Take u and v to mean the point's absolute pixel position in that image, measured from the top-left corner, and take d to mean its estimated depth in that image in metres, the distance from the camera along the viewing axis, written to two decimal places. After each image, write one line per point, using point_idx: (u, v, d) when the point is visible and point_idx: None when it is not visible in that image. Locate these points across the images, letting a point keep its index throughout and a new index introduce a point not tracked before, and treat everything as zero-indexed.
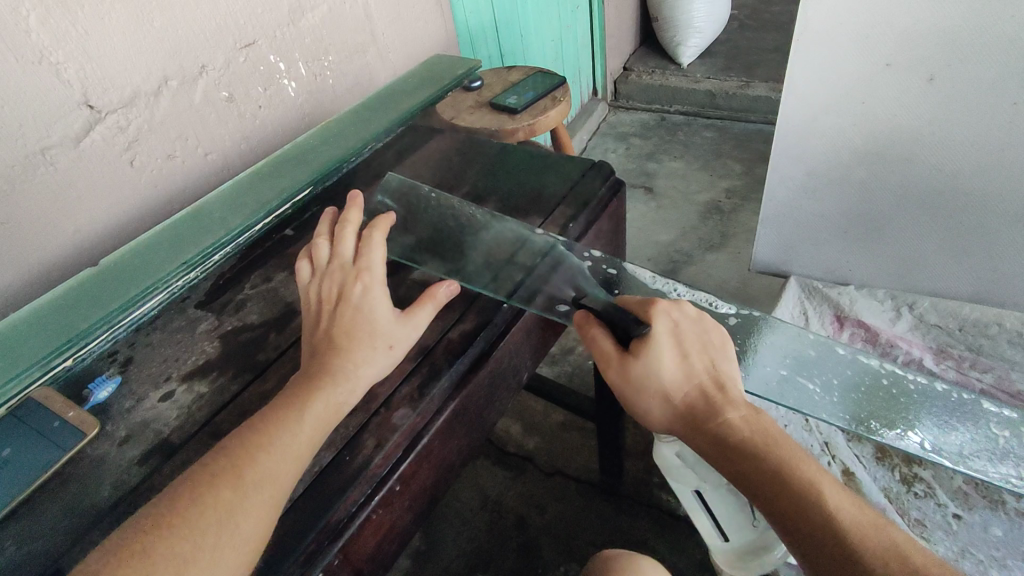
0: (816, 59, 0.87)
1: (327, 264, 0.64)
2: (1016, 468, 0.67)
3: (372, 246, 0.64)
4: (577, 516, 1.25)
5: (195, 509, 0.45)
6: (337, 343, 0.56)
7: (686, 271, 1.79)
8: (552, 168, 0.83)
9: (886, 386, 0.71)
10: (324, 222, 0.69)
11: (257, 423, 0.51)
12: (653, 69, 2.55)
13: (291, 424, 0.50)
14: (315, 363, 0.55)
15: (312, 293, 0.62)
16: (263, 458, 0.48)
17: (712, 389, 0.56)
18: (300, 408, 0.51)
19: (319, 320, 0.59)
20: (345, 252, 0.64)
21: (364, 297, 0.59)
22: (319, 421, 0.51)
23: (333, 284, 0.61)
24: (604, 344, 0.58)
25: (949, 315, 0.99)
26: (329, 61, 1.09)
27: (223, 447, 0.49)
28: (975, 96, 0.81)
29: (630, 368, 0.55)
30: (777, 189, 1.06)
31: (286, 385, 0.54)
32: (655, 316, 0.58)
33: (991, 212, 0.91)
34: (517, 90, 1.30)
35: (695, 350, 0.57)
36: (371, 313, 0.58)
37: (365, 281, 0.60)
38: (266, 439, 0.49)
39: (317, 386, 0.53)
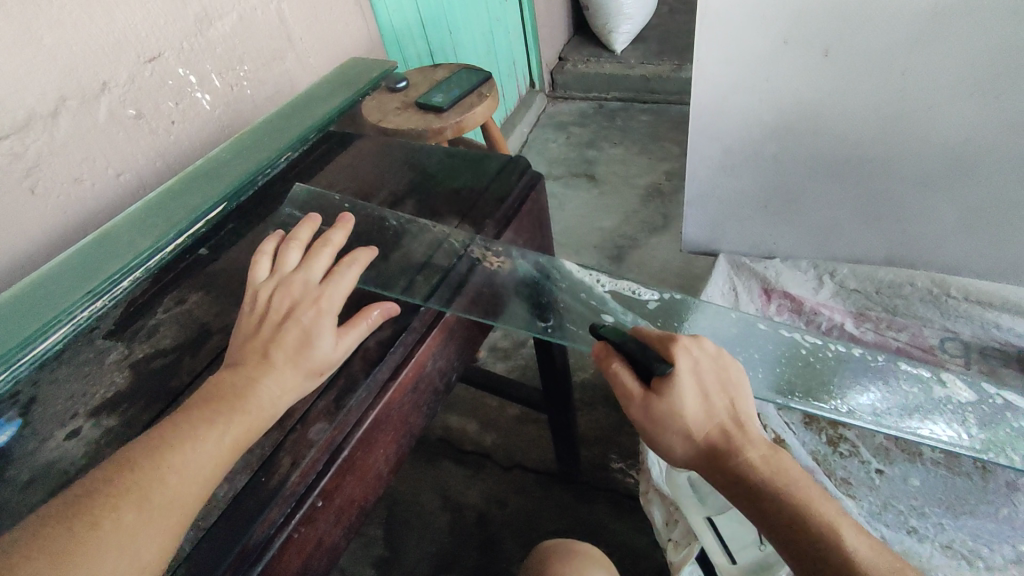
0: (719, 39, 0.88)
1: (289, 274, 0.62)
2: (924, 422, 0.71)
3: (343, 276, 0.62)
4: (536, 507, 1.26)
5: (96, 533, 0.43)
6: (266, 358, 0.55)
7: (631, 255, 1.82)
8: (470, 165, 0.82)
9: (805, 356, 0.74)
10: (306, 229, 0.68)
11: (167, 440, 0.48)
12: (588, 58, 2.57)
13: (204, 441, 0.49)
14: (232, 377, 0.54)
15: (262, 301, 0.60)
16: (173, 478, 0.46)
17: (733, 427, 0.56)
18: (215, 426, 0.50)
19: (255, 327, 0.58)
20: (314, 269, 0.63)
21: (315, 315, 0.57)
22: (236, 439, 0.50)
23: (287, 298, 0.59)
24: (626, 379, 0.58)
25: (867, 280, 1.03)
26: (245, 70, 1.06)
27: (128, 463, 0.47)
28: (867, 67, 0.84)
29: (652, 407, 0.55)
30: (698, 169, 1.08)
31: (199, 398, 0.53)
32: (677, 354, 0.57)
33: (895, 179, 0.94)
34: (443, 89, 1.30)
35: (715, 389, 0.57)
36: (311, 339, 0.56)
37: (320, 307, 0.58)
38: (177, 459, 0.47)
39: (227, 407, 0.51)
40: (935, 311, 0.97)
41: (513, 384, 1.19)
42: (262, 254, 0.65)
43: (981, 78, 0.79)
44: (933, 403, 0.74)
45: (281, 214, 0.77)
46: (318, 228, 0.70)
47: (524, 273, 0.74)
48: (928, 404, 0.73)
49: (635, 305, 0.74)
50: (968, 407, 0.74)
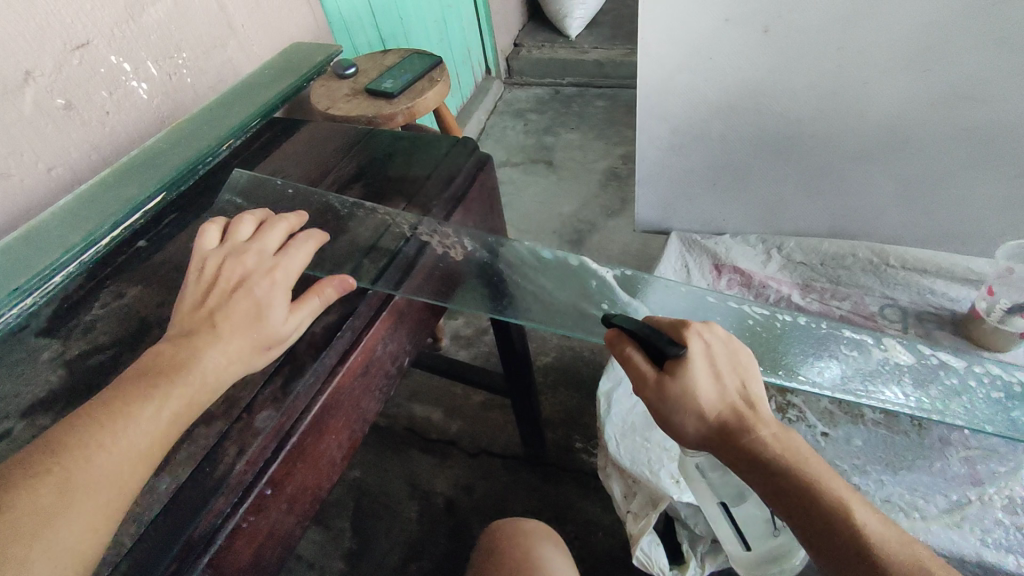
0: (659, 19, 0.86)
1: (241, 245, 0.60)
2: (864, 384, 0.74)
3: (298, 248, 0.60)
4: (503, 491, 1.27)
5: (20, 518, 0.41)
6: (211, 329, 0.52)
7: (590, 239, 1.84)
8: (418, 148, 0.81)
9: (753, 326, 0.76)
10: (262, 209, 0.66)
11: (99, 417, 0.46)
12: (543, 44, 2.57)
13: (139, 417, 0.47)
14: (170, 348, 0.51)
15: (210, 269, 0.58)
16: (104, 456, 0.45)
17: (745, 407, 0.55)
18: (150, 401, 0.48)
19: (202, 295, 0.55)
20: (267, 241, 0.61)
21: (266, 288, 0.56)
22: (175, 414, 0.48)
23: (238, 268, 0.57)
24: (639, 362, 0.56)
25: (811, 252, 1.04)
26: (183, 58, 1.03)
27: (56, 443, 0.45)
28: (806, 44, 0.83)
29: (667, 389, 0.54)
30: (647, 150, 1.06)
31: (132, 368, 0.50)
32: (689, 337, 0.56)
33: (831, 154, 0.96)
34: (393, 74, 1.28)
35: (727, 371, 0.56)
36: (263, 308, 0.54)
37: (274, 279, 0.57)
38: (109, 437, 0.45)
39: (165, 379, 0.49)
40: (875, 279, 0.98)
41: (474, 370, 1.18)
42: (212, 225, 0.62)
43: (910, 53, 0.79)
44: (875, 366, 0.77)
45: (219, 201, 0.74)
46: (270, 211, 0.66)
47: (478, 253, 0.74)
48: (869, 367, 0.76)
49: (588, 282, 0.75)
50: (905, 368, 0.77)
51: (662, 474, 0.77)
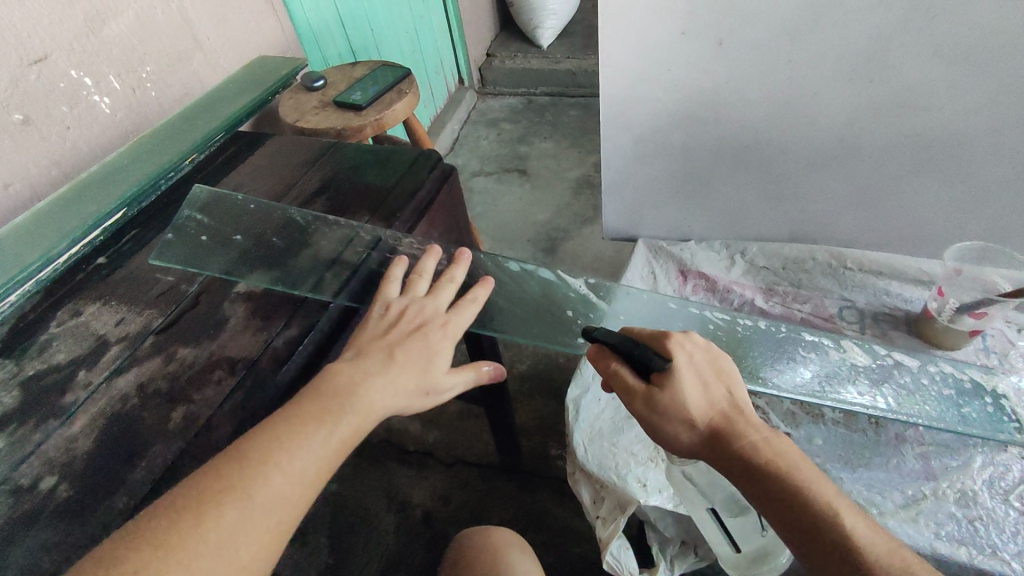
0: (618, 32, 0.88)
1: (420, 295, 0.62)
2: (822, 386, 0.76)
3: (469, 306, 0.63)
4: (480, 500, 1.27)
5: (207, 531, 0.41)
6: (391, 369, 0.54)
7: (565, 247, 1.85)
8: (382, 161, 0.82)
9: (716, 332, 0.78)
10: (433, 256, 0.67)
11: (280, 431, 0.48)
12: (515, 53, 2.59)
13: (314, 439, 0.48)
14: (348, 371, 0.53)
15: (394, 311, 0.60)
16: (280, 474, 0.45)
17: (734, 414, 0.57)
18: (324, 424, 0.49)
19: (386, 334, 0.58)
20: (442, 298, 0.63)
21: (444, 346, 0.58)
22: (345, 440, 0.50)
23: (417, 316, 0.59)
24: (626, 376, 0.59)
25: (774, 256, 1.06)
26: (147, 72, 1.02)
27: (240, 455, 0.46)
28: (758, 56, 0.85)
29: (654, 399, 0.56)
30: (612, 159, 1.08)
31: (314, 385, 0.52)
32: (673, 347, 0.59)
33: (787, 162, 0.99)
34: (362, 86, 1.29)
35: (712, 379, 0.59)
36: (434, 358, 0.56)
37: (448, 332, 0.59)
38: (284, 457, 0.46)
39: (342, 408, 0.50)
40: (834, 282, 1.01)
41: None
42: (397, 266, 0.65)
43: (854, 65, 0.83)
44: (833, 367, 0.79)
45: (178, 217, 0.73)
46: (437, 259, 0.68)
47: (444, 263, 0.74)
48: (826, 369, 0.78)
49: (554, 294, 0.76)
50: (861, 369, 0.80)
51: (628, 478, 0.77)
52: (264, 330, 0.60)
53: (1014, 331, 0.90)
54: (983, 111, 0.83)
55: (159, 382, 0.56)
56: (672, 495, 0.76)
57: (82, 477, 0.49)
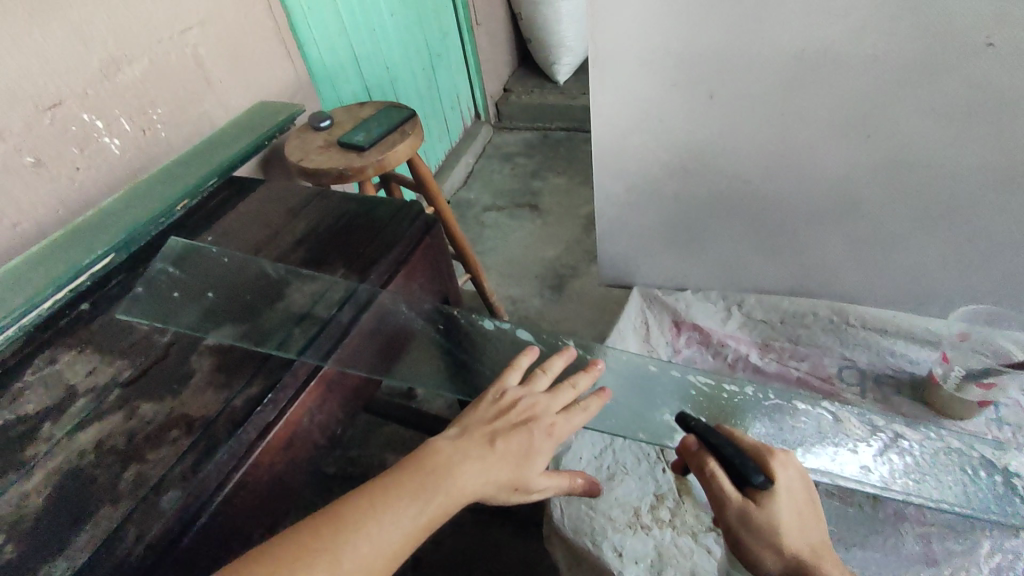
0: (608, 84, 0.87)
1: (538, 390, 0.61)
2: (814, 457, 0.71)
3: (588, 407, 0.61)
4: (471, 546, 1.21)
5: None
6: (492, 458, 0.52)
7: (572, 284, 1.83)
8: (365, 210, 0.82)
9: (696, 396, 0.75)
10: (556, 359, 0.66)
11: (374, 498, 0.47)
12: (531, 90, 2.62)
13: (402, 513, 0.46)
14: (450, 450, 0.52)
15: (507, 401, 0.59)
16: (365, 543, 0.44)
17: (822, 549, 0.55)
18: (417, 500, 0.47)
19: (493, 421, 0.56)
20: (558, 400, 0.60)
21: (546, 446, 0.55)
22: (429, 523, 0.48)
23: (529, 409, 0.58)
24: (723, 484, 0.56)
25: (773, 309, 1.01)
26: (158, 113, 1.04)
27: (337, 516, 0.45)
28: (749, 109, 0.84)
29: (753, 520, 0.54)
30: (605, 206, 1.07)
31: (416, 458, 0.51)
32: (777, 470, 0.56)
33: (786, 214, 0.96)
34: (366, 127, 1.31)
35: (808, 509, 0.56)
36: (539, 456, 0.55)
37: (560, 432, 0.57)
38: (376, 528, 0.45)
39: (438, 484, 0.49)
40: (835, 339, 0.97)
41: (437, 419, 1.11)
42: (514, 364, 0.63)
43: (850, 119, 0.80)
44: (822, 436, 0.75)
45: (153, 269, 0.76)
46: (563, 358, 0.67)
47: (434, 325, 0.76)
48: (815, 435, 0.75)
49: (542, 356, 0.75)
50: (857, 439, 0.75)
51: (605, 546, 0.73)
52: (225, 387, 0.60)
53: None
54: (984, 170, 0.80)
55: (117, 439, 0.56)
56: (649, 567, 0.72)
57: (25, 539, 0.49)
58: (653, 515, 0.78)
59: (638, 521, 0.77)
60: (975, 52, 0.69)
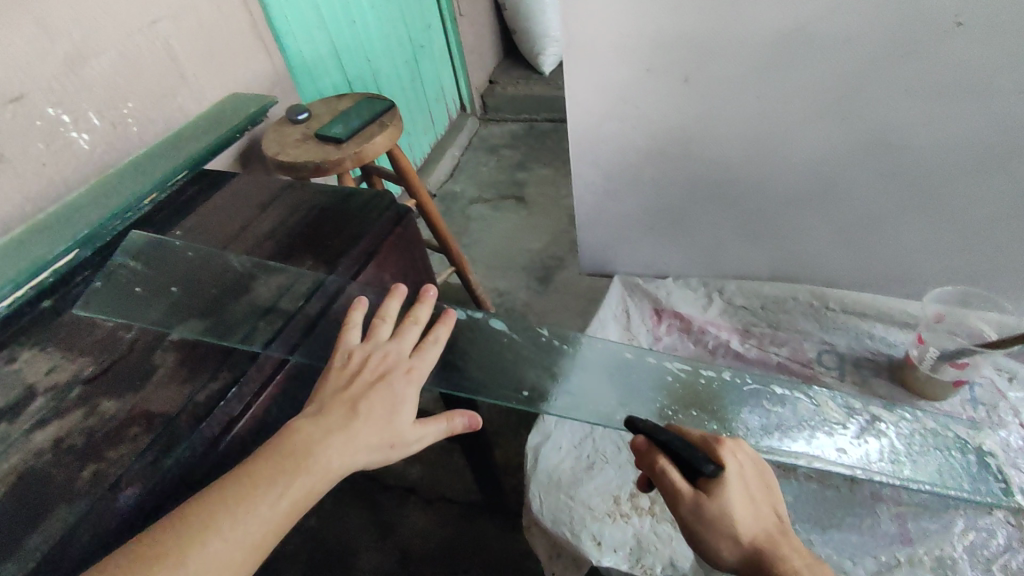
0: (583, 69, 0.86)
1: (383, 342, 0.62)
2: (788, 443, 0.72)
3: (433, 343, 0.63)
4: (458, 538, 1.21)
5: None
6: (355, 424, 0.53)
7: (558, 275, 1.82)
8: (336, 202, 0.81)
9: (672, 383, 0.75)
10: (394, 302, 0.66)
11: (228, 492, 0.47)
12: (517, 81, 2.60)
13: (262, 502, 0.47)
14: (310, 428, 0.52)
15: (355, 362, 0.59)
16: (216, 542, 0.45)
17: (779, 536, 0.55)
18: (276, 487, 0.48)
19: (346, 386, 0.56)
20: (405, 342, 0.63)
21: (409, 395, 0.57)
22: (293, 503, 0.48)
23: (378, 365, 0.59)
24: (674, 477, 0.55)
25: (752, 295, 1.02)
26: (129, 108, 1.01)
27: (185, 516, 0.46)
28: (724, 93, 0.82)
29: (703, 509, 0.53)
30: (583, 194, 1.06)
31: (272, 442, 0.52)
32: (725, 456, 0.56)
33: (765, 199, 0.95)
34: (343, 119, 1.29)
35: (760, 495, 0.56)
36: (398, 409, 0.56)
37: (413, 376, 0.59)
38: (227, 523, 0.46)
39: (294, 466, 0.49)
40: (815, 324, 0.97)
41: None
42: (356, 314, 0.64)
43: (826, 101, 0.79)
44: (799, 420, 0.75)
45: (112, 264, 0.74)
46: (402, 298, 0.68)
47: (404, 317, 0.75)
48: (791, 420, 0.74)
49: (517, 347, 0.74)
50: (832, 422, 0.76)
51: (583, 535, 0.73)
52: (189, 382, 0.59)
53: (1005, 380, 0.85)
54: (960, 150, 0.79)
55: (77, 437, 0.55)
56: (628, 556, 0.72)
57: None
58: (633, 502, 0.77)
59: (618, 510, 0.76)
60: (950, 30, 0.68)
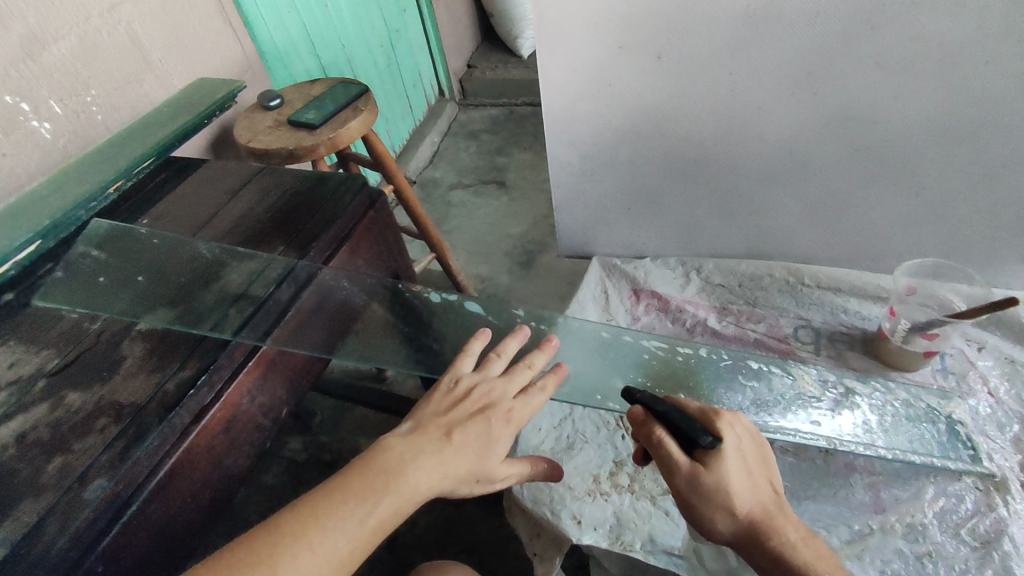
0: (555, 49, 0.84)
1: (491, 374, 0.60)
2: (766, 417, 0.72)
3: (546, 385, 0.60)
4: (447, 523, 1.18)
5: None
6: (447, 451, 0.51)
7: (540, 259, 1.82)
8: (307, 187, 0.80)
9: (650, 362, 0.75)
10: (514, 340, 0.64)
11: (322, 506, 0.45)
12: (495, 65, 2.58)
13: (351, 520, 0.45)
14: (402, 447, 0.51)
15: (463, 390, 0.57)
16: (307, 555, 0.42)
17: (774, 507, 0.56)
18: (366, 503, 0.46)
19: (450, 412, 0.55)
20: (515, 382, 0.59)
21: (507, 435, 0.55)
22: (382, 524, 0.46)
23: (484, 396, 0.57)
24: (671, 450, 0.55)
25: (730, 274, 1.02)
26: (93, 95, 0.97)
27: (275, 527, 0.44)
28: (697, 70, 0.82)
29: (699, 482, 0.53)
30: (560, 175, 1.05)
31: (371, 457, 0.50)
32: (723, 430, 0.55)
33: (740, 177, 0.95)
34: (316, 104, 1.27)
35: (756, 467, 0.56)
36: (496, 446, 0.54)
37: (516, 417, 0.57)
38: (317, 537, 0.43)
39: (389, 486, 0.47)
40: (790, 300, 0.98)
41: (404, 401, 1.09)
42: (472, 347, 0.62)
43: (797, 77, 0.79)
44: (775, 395, 0.76)
45: (76, 255, 0.72)
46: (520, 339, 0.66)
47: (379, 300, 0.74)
48: (767, 395, 0.75)
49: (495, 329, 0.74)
50: (808, 396, 0.76)
51: (563, 514, 0.74)
52: (156, 372, 0.58)
53: (974, 350, 0.88)
54: (928, 123, 0.80)
55: (42, 431, 0.53)
56: (607, 533, 0.72)
57: None
58: (612, 481, 0.78)
59: (597, 488, 0.77)
60: (918, 3, 0.68)
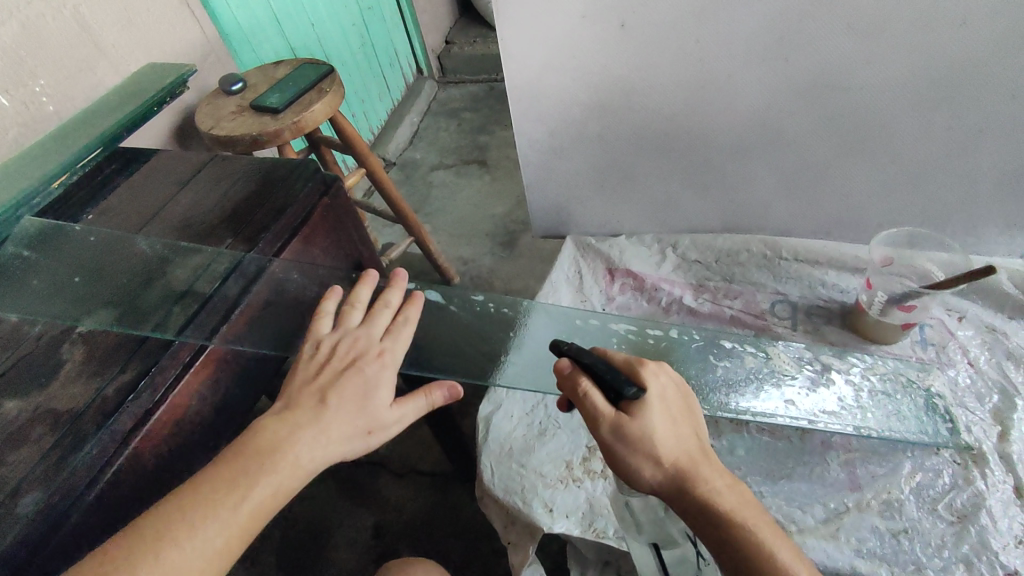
0: (516, 20, 0.80)
1: (355, 327, 0.60)
2: (740, 398, 0.70)
3: (406, 323, 0.62)
4: (432, 509, 1.15)
5: None
6: (321, 416, 0.52)
7: (522, 239, 1.79)
8: (258, 175, 0.76)
9: (618, 345, 0.72)
10: (364, 288, 0.65)
11: (187, 498, 0.45)
12: (473, 40, 2.51)
13: (223, 512, 0.45)
14: (276, 426, 0.51)
15: (329, 349, 0.58)
16: (177, 554, 0.43)
17: (702, 459, 0.53)
18: (237, 491, 0.47)
19: (318, 375, 0.55)
20: (376, 325, 0.61)
21: (380, 383, 0.55)
22: (255, 509, 0.47)
23: (350, 349, 0.57)
24: (594, 400, 0.53)
25: (705, 249, 1.00)
26: (42, 85, 0.92)
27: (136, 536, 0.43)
28: (663, 38, 0.78)
29: (622, 429, 0.51)
30: (529, 152, 1.01)
31: (236, 444, 0.50)
32: (648, 379, 0.54)
33: (713, 149, 0.92)
34: (280, 87, 1.22)
35: (682, 416, 0.55)
36: (372, 397, 0.54)
37: (385, 360, 0.57)
38: (183, 536, 0.44)
39: (259, 467, 0.48)
40: (768, 275, 0.96)
41: None
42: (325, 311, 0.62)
43: (767, 43, 0.75)
44: (748, 373, 0.74)
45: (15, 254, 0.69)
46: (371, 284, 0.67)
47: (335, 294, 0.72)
48: (739, 375, 0.73)
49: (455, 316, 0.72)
50: (782, 374, 0.75)
51: (535, 503, 0.72)
52: (98, 378, 0.55)
53: (954, 320, 0.86)
54: (904, 88, 0.77)
55: None
56: (580, 520, 0.72)
57: None
58: (584, 467, 0.76)
59: (570, 475, 0.75)
60: None
